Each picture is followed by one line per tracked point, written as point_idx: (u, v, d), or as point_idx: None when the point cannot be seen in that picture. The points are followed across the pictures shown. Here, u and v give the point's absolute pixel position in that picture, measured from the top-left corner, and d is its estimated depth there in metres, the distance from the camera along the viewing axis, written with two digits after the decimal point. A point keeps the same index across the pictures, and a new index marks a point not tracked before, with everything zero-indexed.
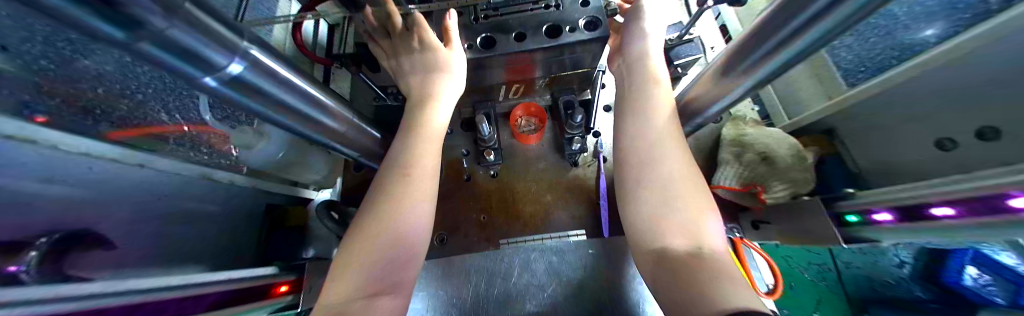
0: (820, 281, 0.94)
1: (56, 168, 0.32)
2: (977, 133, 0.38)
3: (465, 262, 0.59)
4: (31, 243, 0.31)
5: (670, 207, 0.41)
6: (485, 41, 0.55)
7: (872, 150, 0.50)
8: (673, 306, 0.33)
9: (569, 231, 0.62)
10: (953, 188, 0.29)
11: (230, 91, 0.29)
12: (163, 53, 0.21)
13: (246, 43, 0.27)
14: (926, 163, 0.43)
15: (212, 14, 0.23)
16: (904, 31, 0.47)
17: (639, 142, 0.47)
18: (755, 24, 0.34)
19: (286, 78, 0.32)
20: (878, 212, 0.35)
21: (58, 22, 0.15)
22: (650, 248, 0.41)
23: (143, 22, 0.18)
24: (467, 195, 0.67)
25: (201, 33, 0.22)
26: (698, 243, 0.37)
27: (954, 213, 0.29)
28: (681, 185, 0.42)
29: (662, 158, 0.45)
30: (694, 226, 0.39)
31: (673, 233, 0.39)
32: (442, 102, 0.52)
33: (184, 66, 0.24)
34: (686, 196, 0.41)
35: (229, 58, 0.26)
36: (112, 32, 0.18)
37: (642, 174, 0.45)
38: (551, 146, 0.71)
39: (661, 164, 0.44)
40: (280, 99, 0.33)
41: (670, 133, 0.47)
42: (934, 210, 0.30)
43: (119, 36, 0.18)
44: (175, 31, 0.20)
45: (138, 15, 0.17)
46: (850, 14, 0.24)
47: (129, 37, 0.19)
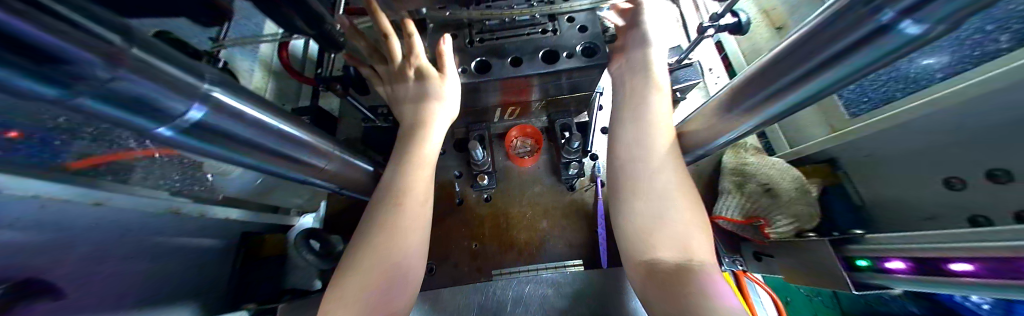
0: (815, 296, 0.85)
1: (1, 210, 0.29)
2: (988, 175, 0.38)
3: (455, 295, 0.54)
4: None
5: (664, 217, 0.38)
6: (482, 65, 0.53)
7: (877, 185, 0.48)
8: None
9: (566, 260, 0.60)
10: (971, 246, 0.27)
11: (188, 138, 0.26)
12: (105, 105, 0.19)
13: (208, 85, 0.24)
14: (935, 202, 0.42)
15: (167, 59, 0.21)
16: (902, 63, 0.47)
17: (632, 148, 0.44)
18: (762, 63, 0.32)
19: (256, 118, 0.29)
20: (891, 260, 0.34)
21: None
22: (638, 259, 0.39)
23: (84, 76, 0.16)
24: (453, 216, 0.65)
25: (154, 82, 0.20)
26: (687, 254, 0.35)
27: (974, 270, 0.28)
28: (673, 196, 0.39)
29: (654, 163, 0.42)
30: (686, 238, 0.36)
31: (662, 244, 0.37)
32: (436, 126, 0.50)
33: (133, 118, 0.21)
34: (677, 205, 0.39)
35: (188, 104, 0.23)
36: (43, 91, 0.15)
37: (632, 183, 0.42)
38: (547, 169, 0.69)
39: (653, 171, 0.41)
40: (249, 140, 0.30)
41: (665, 141, 0.43)
42: (953, 265, 0.29)
43: (52, 94, 0.16)
44: (119, 82, 0.18)
45: (78, 70, 0.15)
46: (871, 61, 0.23)
47: (61, 92, 0.16)
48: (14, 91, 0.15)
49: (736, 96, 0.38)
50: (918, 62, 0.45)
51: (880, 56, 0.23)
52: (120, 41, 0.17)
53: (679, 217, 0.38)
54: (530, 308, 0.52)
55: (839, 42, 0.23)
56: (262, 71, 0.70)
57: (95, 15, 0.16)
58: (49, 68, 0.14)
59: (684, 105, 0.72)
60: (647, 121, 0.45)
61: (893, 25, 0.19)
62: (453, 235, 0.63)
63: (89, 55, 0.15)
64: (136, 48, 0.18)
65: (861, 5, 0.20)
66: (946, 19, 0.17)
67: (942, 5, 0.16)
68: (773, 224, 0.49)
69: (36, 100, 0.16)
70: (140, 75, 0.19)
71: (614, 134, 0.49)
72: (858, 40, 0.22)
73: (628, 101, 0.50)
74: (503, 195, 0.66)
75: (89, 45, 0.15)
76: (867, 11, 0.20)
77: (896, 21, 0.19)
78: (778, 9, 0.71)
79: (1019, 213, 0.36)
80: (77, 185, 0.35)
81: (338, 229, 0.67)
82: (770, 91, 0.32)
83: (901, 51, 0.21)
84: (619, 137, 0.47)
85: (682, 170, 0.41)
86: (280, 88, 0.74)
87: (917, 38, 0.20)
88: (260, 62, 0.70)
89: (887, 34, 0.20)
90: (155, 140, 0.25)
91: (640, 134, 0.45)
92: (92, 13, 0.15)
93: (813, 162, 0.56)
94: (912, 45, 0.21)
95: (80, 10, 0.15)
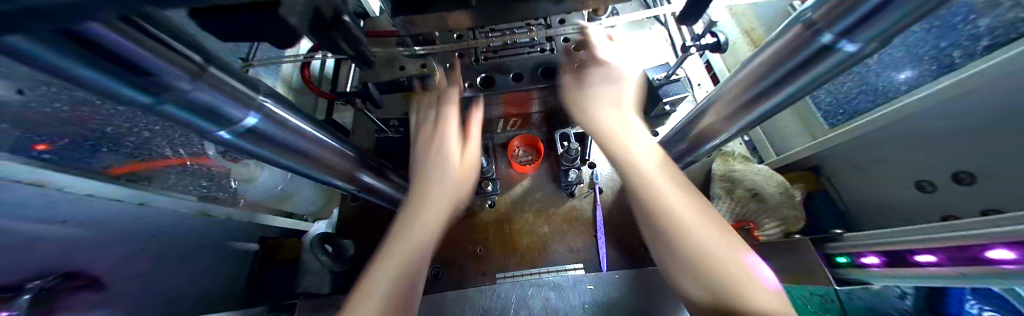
0: None
1: (62, 208, 0.34)
2: (954, 178, 0.41)
3: (459, 296, 0.56)
4: (20, 287, 0.33)
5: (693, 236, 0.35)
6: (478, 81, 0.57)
7: (862, 192, 0.52)
8: None
9: (567, 264, 0.61)
10: (933, 238, 0.31)
11: (245, 142, 0.31)
12: (185, 113, 0.24)
13: (262, 96, 0.29)
14: (911, 206, 0.46)
15: (231, 73, 0.25)
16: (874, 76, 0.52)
17: (650, 185, 0.39)
18: (731, 77, 0.37)
19: (298, 127, 0.34)
20: (866, 255, 0.36)
21: (86, 88, 0.18)
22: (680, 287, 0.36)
23: (170, 86, 0.21)
24: (458, 225, 0.67)
25: (224, 94, 0.25)
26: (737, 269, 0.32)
27: (936, 260, 0.30)
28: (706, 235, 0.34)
29: (676, 206, 0.37)
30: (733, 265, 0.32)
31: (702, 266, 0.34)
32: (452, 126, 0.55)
33: (204, 122, 0.26)
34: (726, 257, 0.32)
35: (246, 112, 0.27)
36: (140, 97, 0.21)
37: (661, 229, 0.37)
38: (548, 176, 0.72)
39: (678, 215, 0.36)
40: (288, 145, 0.34)
41: (676, 178, 0.40)
42: (917, 257, 0.32)
43: (148, 100, 0.21)
44: (195, 93, 0.22)
45: (164, 80, 0.20)
46: (828, 69, 0.27)
47: (152, 100, 0.21)
48: (120, 97, 0.20)
49: (714, 109, 0.42)
50: (890, 74, 0.50)
51: (828, 70, 0.27)
52: (198, 60, 0.22)
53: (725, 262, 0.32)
54: (532, 311, 0.53)
55: (789, 59, 0.28)
56: (284, 87, 0.76)
57: (182, 40, 0.21)
58: (141, 78, 0.19)
59: (674, 117, 0.77)
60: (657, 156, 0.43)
61: (834, 44, 0.24)
62: (453, 241, 0.65)
63: (174, 69, 0.20)
64: (210, 66, 0.23)
65: (806, 29, 0.25)
66: (875, 37, 0.22)
67: (877, 20, 0.20)
68: (761, 227, 0.53)
69: (138, 105, 0.22)
70: (212, 87, 0.23)
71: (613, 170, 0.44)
72: (805, 60, 0.27)
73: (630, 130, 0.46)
74: (505, 202, 0.69)
75: (172, 60, 0.20)
76: (811, 34, 0.25)
77: (836, 42, 0.23)
78: (758, 31, 0.78)
79: (985, 212, 0.39)
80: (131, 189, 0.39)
81: (349, 233, 0.66)
82: (743, 102, 0.37)
83: (848, 60, 0.25)
84: (632, 171, 0.42)
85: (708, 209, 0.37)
86: (299, 102, 0.80)
87: (854, 54, 0.24)
88: (281, 79, 0.76)
89: (832, 51, 0.24)
90: (220, 143, 0.30)
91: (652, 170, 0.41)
92: (183, 37, 0.20)
93: (795, 169, 0.60)
94: (852, 59, 0.25)
95: (171, 34, 0.19)
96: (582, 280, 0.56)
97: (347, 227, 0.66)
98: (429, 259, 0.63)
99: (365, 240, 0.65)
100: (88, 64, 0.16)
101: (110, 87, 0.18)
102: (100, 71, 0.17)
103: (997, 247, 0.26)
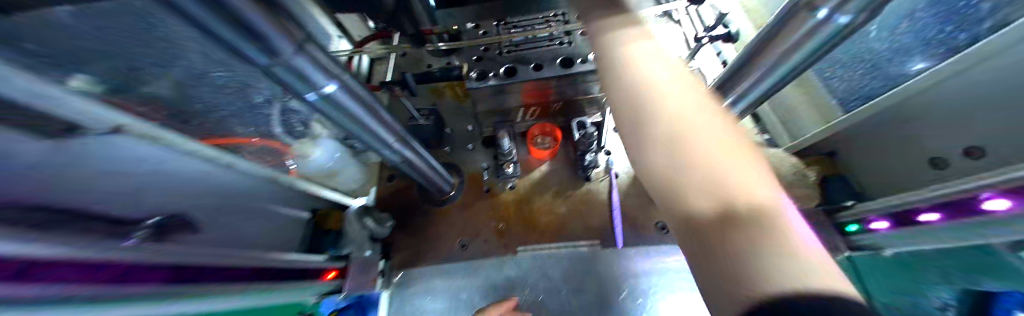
0: None
1: (167, 162, 0.40)
2: (935, 162, 0.44)
3: (483, 265, 0.64)
4: (140, 224, 0.36)
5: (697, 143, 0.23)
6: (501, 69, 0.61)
7: (880, 170, 0.53)
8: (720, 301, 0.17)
9: (582, 241, 0.65)
10: (937, 196, 0.32)
11: (326, 106, 0.36)
12: (287, 75, 0.30)
13: (340, 69, 0.34)
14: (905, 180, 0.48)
15: (318, 47, 0.31)
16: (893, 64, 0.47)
17: (721, 166, 0.21)
18: (745, 53, 0.40)
19: (369, 99, 0.41)
20: (876, 220, 0.39)
21: (218, 38, 0.24)
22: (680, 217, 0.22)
23: (271, 47, 0.26)
24: (481, 204, 0.73)
25: (310, 59, 0.30)
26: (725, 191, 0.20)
27: (938, 218, 0.32)
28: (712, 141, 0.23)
29: (759, 207, 0.19)
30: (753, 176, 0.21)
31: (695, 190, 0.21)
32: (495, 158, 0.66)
33: (300, 86, 0.32)
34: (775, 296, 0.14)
35: (327, 80, 0.33)
36: (258, 57, 0.27)
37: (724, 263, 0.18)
38: (565, 162, 0.76)
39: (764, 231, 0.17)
40: (356, 114, 0.40)
41: (741, 153, 0.22)
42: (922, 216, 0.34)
43: (264, 61, 0.27)
44: (290, 56, 0.28)
45: (265, 38, 0.25)
46: (828, 39, 0.30)
47: (264, 59, 0.27)
48: (245, 55, 0.26)
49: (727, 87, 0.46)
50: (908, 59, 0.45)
51: (828, 40, 0.30)
52: (292, 27, 0.27)
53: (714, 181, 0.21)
54: (548, 277, 0.61)
55: (798, 30, 0.31)
56: None
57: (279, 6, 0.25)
58: (251, 35, 0.24)
59: None
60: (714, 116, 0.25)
61: (831, 19, 0.27)
62: (477, 218, 0.71)
63: (273, 29, 0.24)
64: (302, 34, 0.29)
65: (804, 7, 0.28)
66: (865, 7, 0.25)
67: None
68: None
69: (257, 65, 0.28)
70: (303, 52, 0.29)
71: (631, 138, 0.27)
72: (807, 32, 0.30)
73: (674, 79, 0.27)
74: (524, 185, 0.74)
75: (286, 33, 0.26)
76: (807, 10, 0.28)
77: (831, 16, 0.26)
78: None
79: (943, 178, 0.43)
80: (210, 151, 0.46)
81: (388, 209, 0.73)
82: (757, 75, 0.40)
83: (845, 29, 0.28)
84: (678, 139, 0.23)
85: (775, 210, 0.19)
86: None
87: (850, 24, 0.27)
88: None
89: (830, 24, 0.28)
90: (311, 107, 0.37)
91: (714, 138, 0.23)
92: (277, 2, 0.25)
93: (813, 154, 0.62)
94: (849, 28, 0.28)
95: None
96: (594, 254, 0.62)
97: (384, 204, 0.74)
98: (456, 234, 0.69)
99: (400, 215, 0.72)
100: (213, 8, 0.20)
101: (236, 43, 0.24)
102: (222, 20, 0.21)
103: (991, 198, 0.26)
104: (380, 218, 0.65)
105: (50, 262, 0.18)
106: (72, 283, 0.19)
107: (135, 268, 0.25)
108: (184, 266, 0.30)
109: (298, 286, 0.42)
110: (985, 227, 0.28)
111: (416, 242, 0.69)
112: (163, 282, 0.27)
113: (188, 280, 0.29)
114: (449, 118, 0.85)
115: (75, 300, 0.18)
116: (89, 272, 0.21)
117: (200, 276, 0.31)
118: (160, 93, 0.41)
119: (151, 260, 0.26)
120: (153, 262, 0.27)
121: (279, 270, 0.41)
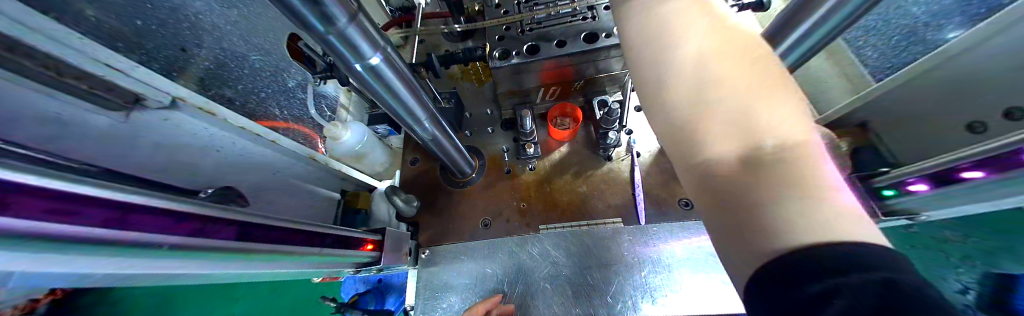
0: None
1: (181, 136, 0.42)
2: (969, 126, 0.40)
3: (506, 242, 0.64)
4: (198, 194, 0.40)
5: (720, 86, 0.20)
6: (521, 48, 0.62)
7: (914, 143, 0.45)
8: (735, 247, 0.18)
9: (605, 218, 0.65)
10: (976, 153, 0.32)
11: (369, 76, 0.37)
12: (339, 43, 0.31)
13: (384, 41, 0.36)
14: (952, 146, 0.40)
15: (368, 18, 0.32)
16: (928, 28, 0.48)
17: (759, 138, 0.18)
18: (785, 13, 0.40)
19: (405, 73, 0.42)
20: (913, 183, 0.36)
21: (287, 7, 0.25)
22: (697, 168, 0.21)
23: (331, 16, 0.27)
24: (503, 185, 0.74)
25: (362, 30, 0.31)
26: (752, 137, 0.18)
27: (981, 175, 0.31)
28: (739, 81, 0.20)
29: (798, 188, 0.16)
30: (783, 113, 0.19)
31: (720, 137, 0.19)
32: None
33: (350, 55, 0.33)
34: (801, 266, 0.15)
35: (373, 52, 0.34)
36: (318, 26, 0.28)
37: (749, 242, 0.17)
38: (585, 141, 0.76)
39: (797, 214, 0.16)
40: (393, 87, 0.41)
41: (788, 120, 0.18)
42: (964, 174, 0.32)
43: (322, 29, 0.28)
44: (345, 27, 0.29)
45: (327, 5, 0.25)
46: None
47: (323, 29, 0.28)
48: (305, 22, 0.27)
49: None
50: (948, 21, 0.46)
51: None
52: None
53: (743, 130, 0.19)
54: (571, 252, 0.61)
55: None
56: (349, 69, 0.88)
57: None
58: (315, 3, 0.25)
59: None
60: (755, 73, 0.20)
61: None
62: (500, 197, 0.72)
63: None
64: (356, 7, 0.30)
65: None
66: None
67: None
68: None
69: (314, 33, 0.29)
70: (356, 23, 0.30)
71: (654, 120, 0.25)
72: None
73: (703, 38, 0.22)
74: (545, 166, 0.75)
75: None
76: None
77: None
78: None
79: (972, 124, 0.39)
80: (225, 129, 0.48)
81: (413, 189, 0.75)
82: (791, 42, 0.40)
83: None
84: (702, 120, 0.20)
85: (824, 191, 0.16)
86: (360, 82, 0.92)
87: None
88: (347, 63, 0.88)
89: None
90: (355, 77, 0.38)
91: (751, 111, 0.19)
92: None
93: None
94: None
95: None
96: (620, 231, 0.61)
97: (408, 185, 0.76)
98: (479, 213, 0.71)
99: (426, 196, 0.74)
100: None
101: (301, 10, 0.25)
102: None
103: None
104: (407, 198, 0.67)
105: (138, 212, 0.21)
106: (157, 231, 0.22)
107: (221, 222, 0.28)
108: (261, 222, 0.32)
109: (344, 255, 0.45)
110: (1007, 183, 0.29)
111: (441, 221, 0.71)
112: (246, 234, 0.30)
113: (264, 237, 0.32)
114: (469, 102, 0.86)
115: (155, 244, 0.22)
116: (178, 221, 0.24)
117: (272, 234, 0.33)
118: (198, 72, 0.44)
119: (230, 216, 0.29)
120: (238, 217, 0.30)
121: (328, 237, 0.42)
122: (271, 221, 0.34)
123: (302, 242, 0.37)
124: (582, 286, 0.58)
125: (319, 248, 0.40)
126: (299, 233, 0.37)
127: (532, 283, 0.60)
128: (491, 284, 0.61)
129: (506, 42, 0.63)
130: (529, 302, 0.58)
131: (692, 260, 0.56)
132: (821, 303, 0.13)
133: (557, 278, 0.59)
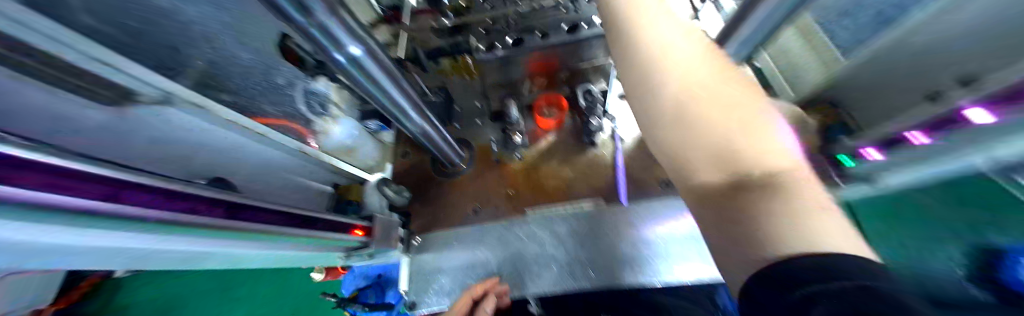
0: None
1: (173, 130, 0.44)
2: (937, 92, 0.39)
3: (497, 226, 0.68)
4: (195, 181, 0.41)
5: (710, 129, 0.26)
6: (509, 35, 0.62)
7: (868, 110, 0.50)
8: (733, 253, 0.23)
9: (590, 200, 0.69)
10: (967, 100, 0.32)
11: (349, 66, 0.39)
12: (319, 36, 0.32)
13: (365, 33, 0.37)
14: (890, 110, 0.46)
15: (349, 14, 0.34)
16: None
17: (746, 169, 0.24)
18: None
19: (388, 64, 0.43)
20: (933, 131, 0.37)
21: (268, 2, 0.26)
22: (699, 195, 0.26)
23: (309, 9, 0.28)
24: (493, 174, 0.76)
25: (342, 24, 0.32)
26: (738, 167, 0.24)
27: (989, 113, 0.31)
28: (721, 124, 0.26)
29: (784, 210, 0.21)
30: (762, 149, 0.24)
31: (717, 168, 0.25)
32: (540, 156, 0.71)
33: (330, 46, 0.34)
34: (775, 272, 0.19)
35: (354, 43, 0.35)
36: (298, 17, 0.29)
37: (738, 246, 0.22)
38: (573, 130, 0.78)
39: (787, 219, 0.20)
40: (374, 76, 0.42)
41: (773, 149, 0.25)
42: (974, 115, 0.32)
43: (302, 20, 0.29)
44: (326, 23, 0.31)
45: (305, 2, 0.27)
46: None
47: (306, 20, 0.29)
48: (289, 16, 0.29)
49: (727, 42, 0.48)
50: None
51: None
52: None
53: (738, 159, 0.24)
54: (559, 233, 0.64)
55: None
56: None
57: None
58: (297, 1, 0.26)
59: None
60: (738, 120, 0.26)
61: None
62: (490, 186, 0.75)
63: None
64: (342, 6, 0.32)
65: None
66: None
67: None
68: None
69: (294, 24, 0.30)
70: (339, 20, 0.32)
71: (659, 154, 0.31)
72: None
73: (705, 82, 0.29)
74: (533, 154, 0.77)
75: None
76: None
77: None
78: None
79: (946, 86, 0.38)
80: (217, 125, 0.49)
81: (406, 180, 0.77)
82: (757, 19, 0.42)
83: None
84: (703, 150, 0.26)
85: (810, 212, 0.20)
86: None
87: None
88: None
89: None
90: (337, 66, 0.39)
91: (738, 143, 0.25)
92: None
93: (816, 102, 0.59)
94: None
95: None
96: (605, 211, 0.65)
97: (401, 176, 0.78)
98: (469, 201, 0.73)
99: (417, 188, 0.76)
100: None
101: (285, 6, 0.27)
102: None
103: None
104: (397, 189, 0.69)
105: (132, 190, 0.23)
106: (161, 209, 0.24)
107: (213, 204, 0.30)
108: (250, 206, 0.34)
109: (331, 238, 0.46)
110: (1001, 131, 0.29)
111: (432, 211, 0.73)
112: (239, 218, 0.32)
113: (253, 218, 0.34)
114: None
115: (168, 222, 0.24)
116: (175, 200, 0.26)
117: (258, 218, 0.35)
118: (188, 69, 0.46)
119: (223, 200, 0.31)
120: (224, 202, 0.31)
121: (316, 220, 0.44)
122: (256, 204, 0.35)
123: (288, 224, 0.39)
124: (569, 265, 0.61)
125: (305, 229, 0.42)
126: (285, 216, 0.39)
127: (521, 264, 0.63)
128: (479, 270, 0.64)
129: (490, 34, 0.65)
130: (518, 283, 0.61)
131: (671, 235, 0.59)
132: (805, 307, 0.16)
133: (546, 258, 0.63)
